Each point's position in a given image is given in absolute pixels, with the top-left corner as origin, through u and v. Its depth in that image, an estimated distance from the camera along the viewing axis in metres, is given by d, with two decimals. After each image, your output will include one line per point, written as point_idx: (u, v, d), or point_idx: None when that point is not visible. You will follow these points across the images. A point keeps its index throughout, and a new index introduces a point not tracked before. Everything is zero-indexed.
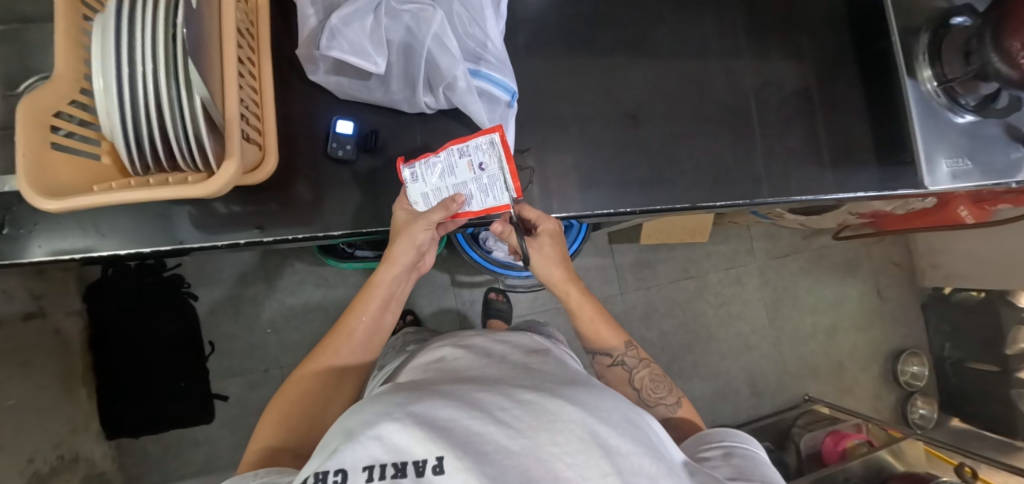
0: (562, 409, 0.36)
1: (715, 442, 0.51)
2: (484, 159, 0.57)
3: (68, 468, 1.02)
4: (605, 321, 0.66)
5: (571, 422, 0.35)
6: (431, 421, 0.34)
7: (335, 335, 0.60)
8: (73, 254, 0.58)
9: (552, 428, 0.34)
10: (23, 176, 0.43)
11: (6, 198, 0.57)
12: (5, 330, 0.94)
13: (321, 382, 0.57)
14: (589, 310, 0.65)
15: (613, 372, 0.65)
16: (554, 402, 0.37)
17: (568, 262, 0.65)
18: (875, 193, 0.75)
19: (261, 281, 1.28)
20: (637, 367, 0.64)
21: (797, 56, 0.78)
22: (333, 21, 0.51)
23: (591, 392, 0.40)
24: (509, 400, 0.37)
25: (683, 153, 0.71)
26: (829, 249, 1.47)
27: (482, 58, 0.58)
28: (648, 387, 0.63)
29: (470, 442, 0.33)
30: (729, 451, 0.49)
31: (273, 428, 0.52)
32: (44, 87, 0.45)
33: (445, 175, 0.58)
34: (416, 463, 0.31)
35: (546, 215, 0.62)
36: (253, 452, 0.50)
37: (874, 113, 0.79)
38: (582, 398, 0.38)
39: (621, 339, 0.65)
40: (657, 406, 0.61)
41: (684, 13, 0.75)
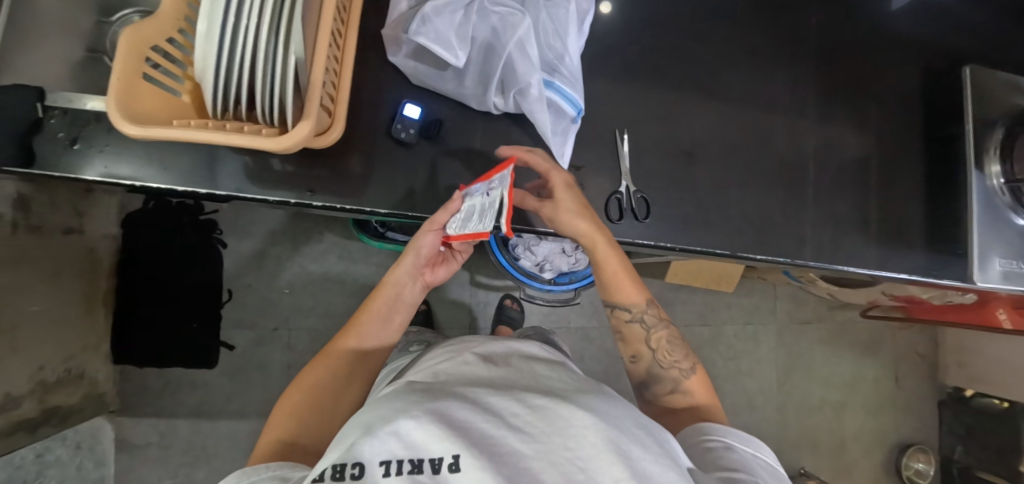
0: (575, 412, 0.36)
1: (718, 437, 0.52)
2: (496, 184, 0.47)
3: (71, 383, 1.07)
4: (628, 276, 0.64)
5: (584, 427, 0.34)
6: (447, 420, 0.35)
7: (348, 330, 0.62)
8: (134, 181, 0.60)
9: (565, 433, 0.34)
10: (112, 97, 0.45)
11: (86, 116, 0.61)
12: (46, 239, 0.99)
13: (332, 373, 0.58)
14: (615, 263, 0.62)
15: (630, 329, 0.65)
16: (568, 406, 0.37)
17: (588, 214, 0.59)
18: (917, 277, 0.74)
19: (288, 242, 1.30)
20: (655, 327, 0.64)
21: (863, 127, 0.78)
22: (426, 9, 0.52)
23: (604, 400, 0.40)
24: (522, 404, 0.37)
25: (732, 202, 0.70)
26: (853, 325, 1.43)
27: (557, 71, 0.58)
28: (665, 349, 0.63)
29: (484, 443, 0.33)
30: (733, 450, 0.50)
31: (286, 420, 0.52)
32: (148, 21, 0.48)
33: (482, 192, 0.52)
34: (432, 461, 0.32)
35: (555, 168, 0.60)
36: (265, 445, 0.49)
37: (930, 198, 0.77)
38: (594, 405, 0.38)
39: (644, 295, 0.64)
40: (670, 369, 0.62)
41: (760, 64, 0.75)
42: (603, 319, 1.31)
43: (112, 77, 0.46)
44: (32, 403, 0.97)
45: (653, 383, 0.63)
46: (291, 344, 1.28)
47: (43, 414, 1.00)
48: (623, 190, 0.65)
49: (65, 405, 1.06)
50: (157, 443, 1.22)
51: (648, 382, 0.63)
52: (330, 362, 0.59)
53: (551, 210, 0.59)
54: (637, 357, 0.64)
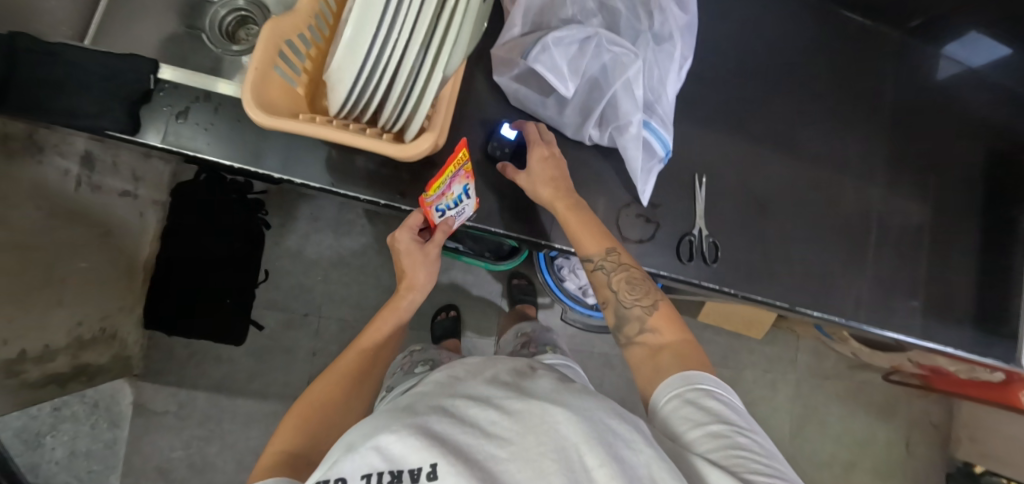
0: (547, 410, 0.35)
1: (694, 384, 0.47)
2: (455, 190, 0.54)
3: (103, 342, 1.08)
4: (584, 226, 0.58)
5: (558, 424, 0.33)
6: (428, 431, 0.34)
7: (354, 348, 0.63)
8: (235, 163, 0.64)
9: (540, 431, 0.33)
10: (250, 83, 0.46)
11: (194, 96, 0.63)
12: (104, 199, 1.01)
13: (340, 393, 0.57)
14: (574, 216, 0.58)
15: (594, 278, 0.59)
16: (541, 406, 0.36)
17: (558, 171, 0.59)
18: (964, 352, 0.75)
19: (329, 231, 1.33)
20: (615, 271, 0.57)
21: (924, 200, 0.80)
22: (548, 39, 0.55)
23: (582, 398, 0.39)
24: (500, 411, 0.37)
25: (796, 257, 0.72)
26: (870, 386, 1.44)
27: (654, 113, 0.61)
28: (626, 290, 0.57)
29: (465, 451, 0.32)
30: (710, 399, 0.46)
31: (295, 434, 0.50)
32: (290, 14, 0.49)
33: (461, 195, 0.55)
34: (410, 471, 0.32)
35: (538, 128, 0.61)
36: (270, 455, 0.48)
37: (983, 276, 0.79)
38: (571, 402, 0.37)
39: (605, 243, 0.57)
40: (633, 309, 0.56)
41: (831, 129, 0.78)
42: None
43: (251, 66, 0.46)
44: (66, 357, 0.98)
45: (622, 327, 0.57)
46: (319, 332, 1.30)
47: (74, 370, 1.02)
48: (696, 232, 0.66)
49: (95, 363, 1.08)
50: (175, 412, 1.23)
51: (617, 327, 0.57)
52: (337, 382, 0.58)
53: (524, 181, 0.59)
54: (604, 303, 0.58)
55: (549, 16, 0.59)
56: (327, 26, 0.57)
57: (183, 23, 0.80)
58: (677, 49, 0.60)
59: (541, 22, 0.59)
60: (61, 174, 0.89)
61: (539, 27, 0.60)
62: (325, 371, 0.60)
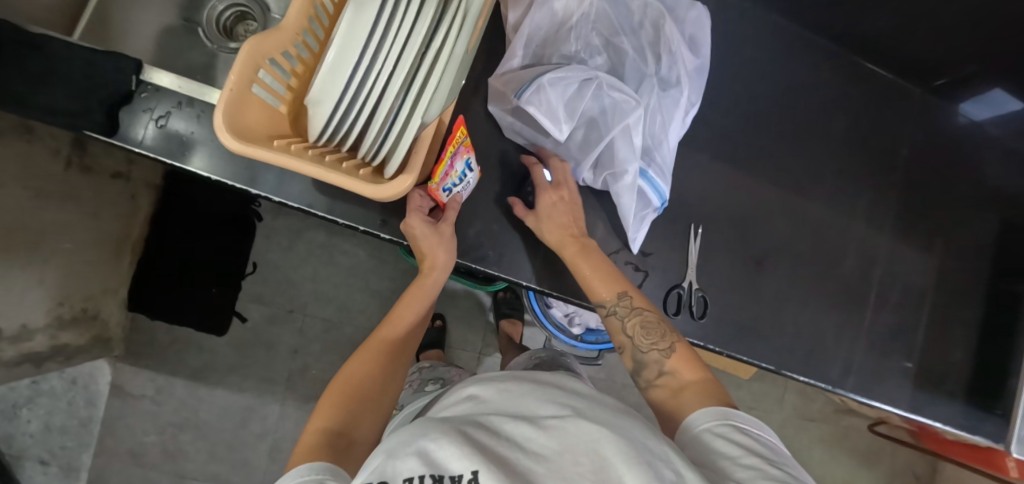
0: (589, 426, 0.33)
1: (722, 420, 0.41)
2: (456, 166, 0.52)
3: (85, 323, 1.07)
4: (595, 270, 0.55)
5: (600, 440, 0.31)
6: (469, 439, 0.31)
7: (387, 323, 0.60)
8: (211, 175, 0.62)
9: (582, 448, 0.31)
10: (223, 105, 0.43)
11: (177, 100, 0.61)
12: (94, 180, 0.99)
13: (378, 367, 0.55)
14: (583, 264, 0.55)
15: (609, 324, 0.55)
16: (581, 421, 0.34)
17: (568, 220, 0.56)
18: (951, 428, 0.73)
19: (322, 228, 1.31)
20: (628, 315, 0.54)
21: (928, 264, 0.77)
22: (544, 79, 0.52)
23: (617, 411, 0.37)
24: (537, 424, 0.34)
25: (787, 317, 0.69)
26: (855, 432, 1.41)
27: (653, 160, 0.58)
28: (640, 334, 0.52)
29: (506, 464, 0.30)
30: (742, 434, 0.40)
31: (331, 410, 0.49)
32: (273, 32, 0.46)
33: (464, 170, 0.53)
34: (451, 479, 0.29)
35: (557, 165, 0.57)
36: (312, 434, 0.46)
37: (982, 351, 0.76)
38: (609, 417, 0.35)
39: (615, 288, 0.54)
40: (649, 353, 0.51)
41: (837, 185, 0.75)
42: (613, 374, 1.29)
43: (225, 87, 0.43)
44: (44, 337, 0.97)
45: (640, 372, 0.52)
46: (303, 330, 1.29)
47: (52, 350, 1.01)
48: (685, 285, 0.64)
49: (74, 344, 1.07)
50: (151, 397, 1.22)
51: (635, 372, 0.52)
52: (374, 356, 0.56)
53: (533, 224, 0.56)
54: (620, 349, 0.54)
55: (551, 50, 0.56)
56: (315, 41, 0.54)
57: (181, 16, 0.77)
58: (683, 96, 0.58)
59: (543, 54, 0.56)
60: (51, 154, 0.87)
61: (540, 60, 0.57)
62: (359, 349, 0.57)
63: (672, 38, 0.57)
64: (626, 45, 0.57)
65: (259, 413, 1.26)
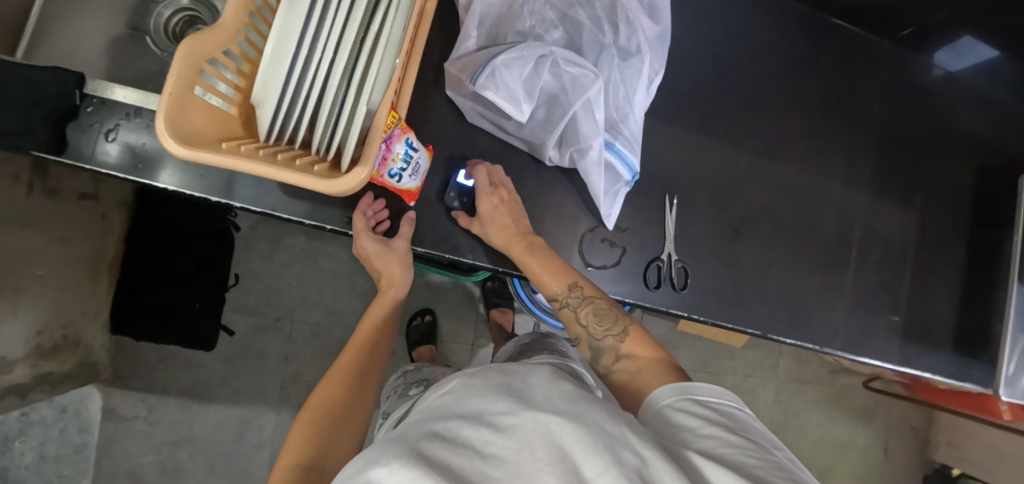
0: (544, 416, 0.30)
1: (679, 397, 0.40)
2: (397, 148, 0.50)
3: (67, 350, 1.05)
4: (544, 265, 0.55)
5: (557, 431, 0.29)
6: (420, 456, 0.28)
7: (347, 350, 0.62)
8: (169, 185, 0.60)
9: (538, 444, 0.28)
10: (163, 111, 0.41)
11: (124, 110, 0.59)
12: (60, 203, 0.96)
13: (346, 390, 0.57)
14: (531, 262, 0.55)
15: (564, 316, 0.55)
16: (537, 412, 0.31)
17: (511, 220, 0.56)
18: (939, 377, 0.73)
19: (303, 234, 1.29)
20: (580, 305, 0.53)
21: (908, 217, 0.77)
22: (497, 61, 0.51)
23: (575, 389, 0.35)
24: (492, 424, 0.31)
25: (769, 281, 0.69)
26: (851, 391, 1.42)
27: (619, 133, 0.57)
28: (592, 322, 0.52)
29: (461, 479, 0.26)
30: (700, 406, 0.38)
31: (303, 442, 0.50)
32: (210, 30, 0.44)
33: (407, 152, 0.51)
34: None
35: (488, 171, 0.57)
36: (282, 469, 0.47)
37: (965, 300, 0.76)
38: (569, 399, 0.33)
39: (564, 280, 0.54)
40: (602, 340, 0.51)
41: (813, 144, 0.74)
42: None
43: (164, 92, 0.41)
44: (26, 367, 0.95)
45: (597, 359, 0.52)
46: (292, 337, 1.28)
47: (35, 380, 0.98)
48: (664, 257, 0.63)
49: (58, 372, 1.05)
50: (144, 417, 1.21)
51: (593, 361, 0.52)
52: (340, 379, 0.58)
53: (478, 229, 0.57)
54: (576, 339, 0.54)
55: (505, 28, 0.54)
56: (259, 37, 0.52)
57: (128, 24, 0.74)
58: (645, 64, 0.56)
59: (498, 35, 0.55)
60: (11, 180, 0.83)
61: (496, 41, 0.55)
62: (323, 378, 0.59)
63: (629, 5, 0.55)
64: (582, 17, 0.55)
65: (256, 424, 1.25)
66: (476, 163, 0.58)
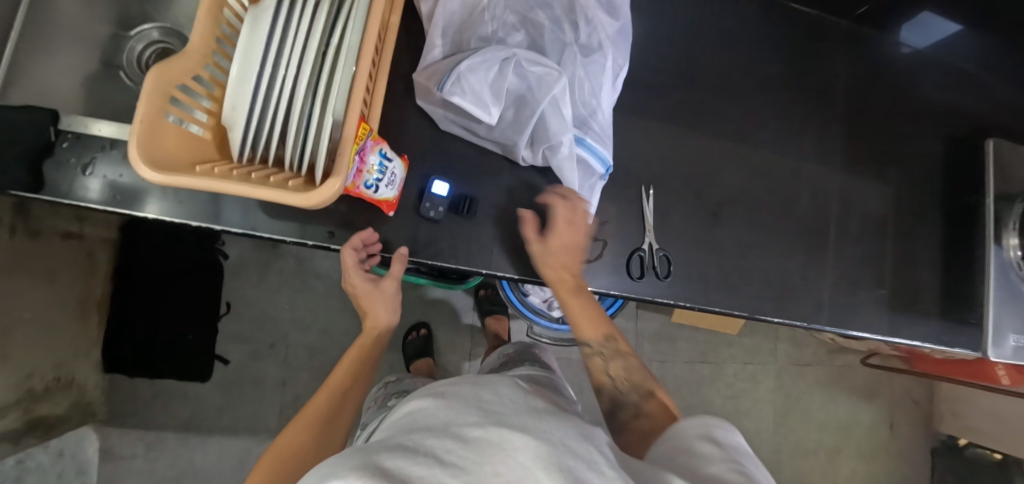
0: (509, 435, 0.31)
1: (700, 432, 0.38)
2: (371, 159, 0.51)
3: (60, 392, 1.04)
4: (591, 308, 0.56)
5: (519, 449, 0.29)
6: (374, 470, 0.28)
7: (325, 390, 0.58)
8: (149, 214, 0.59)
9: (498, 461, 0.29)
10: (135, 139, 0.42)
11: (99, 143, 0.59)
12: (44, 243, 0.96)
13: (318, 429, 0.53)
14: (580, 300, 0.56)
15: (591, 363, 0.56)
16: (503, 432, 0.31)
17: (566, 256, 0.56)
18: (929, 344, 0.74)
19: (292, 256, 1.29)
20: (612, 357, 0.55)
21: (883, 190, 0.78)
22: (462, 66, 0.52)
23: (547, 412, 0.36)
24: (455, 438, 0.31)
25: (752, 263, 0.69)
26: (851, 369, 1.43)
27: (589, 127, 0.58)
28: (620, 377, 0.53)
29: None
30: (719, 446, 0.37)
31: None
32: (177, 58, 0.45)
33: (381, 162, 0.52)
34: None
35: (576, 212, 0.56)
36: None
37: (946, 266, 0.77)
38: (538, 421, 0.33)
39: (600, 329, 0.55)
40: (626, 398, 0.52)
41: (783, 126, 0.76)
42: None
43: (135, 120, 0.42)
44: (19, 412, 0.94)
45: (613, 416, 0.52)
46: (288, 361, 1.27)
47: (29, 424, 0.97)
48: (646, 247, 0.64)
49: (52, 414, 1.03)
50: (143, 454, 1.20)
51: (608, 413, 0.53)
52: (312, 421, 0.53)
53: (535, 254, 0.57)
54: (598, 389, 0.55)
55: (468, 34, 0.55)
56: (229, 63, 0.53)
57: (99, 60, 0.76)
58: (608, 59, 0.57)
59: (462, 41, 0.56)
60: None
61: (460, 48, 0.56)
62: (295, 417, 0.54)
63: (587, 4, 0.56)
64: (542, 18, 0.56)
65: (257, 452, 1.24)
66: (556, 195, 0.57)
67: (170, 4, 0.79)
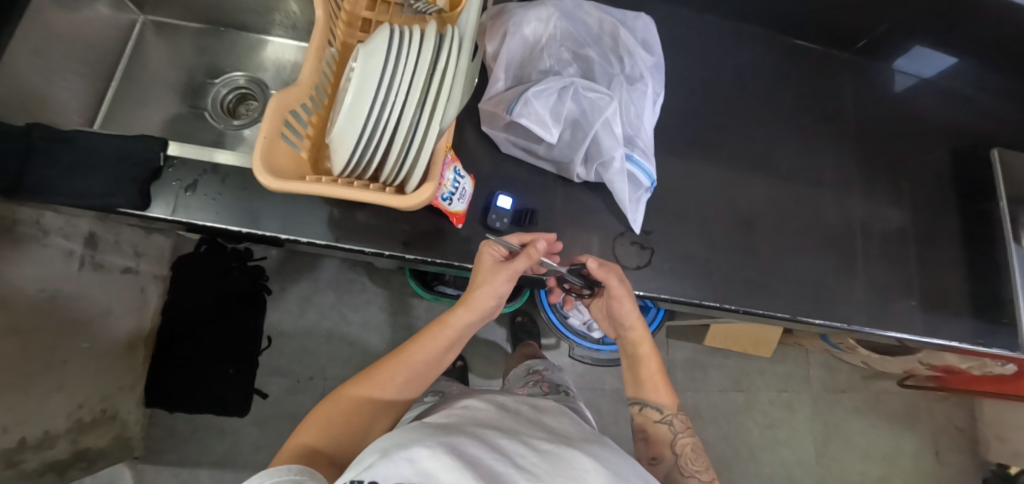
0: (576, 460, 0.37)
1: None
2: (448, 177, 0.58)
3: (104, 424, 1.05)
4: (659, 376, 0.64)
5: (586, 471, 0.36)
6: (460, 453, 0.34)
7: (393, 357, 0.56)
8: (241, 227, 0.65)
9: (570, 476, 0.34)
10: (259, 151, 0.49)
11: (201, 167, 0.67)
12: (106, 277, 1.01)
13: (377, 397, 0.53)
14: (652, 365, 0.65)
15: (656, 430, 0.62)
16: (570, 456, 0.38)
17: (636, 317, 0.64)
18: (968, 345, 0.76)
19: (331, 291, 1.34)
20: (682, 432, 0.61)
21: (900, 202, 0.84)
22: (528, 93, 0.60)
23: (602, 452, 0.42)
24: (527, 449, 0.38)
25: (788, 268, 0.74)
26: (887, 395, 1.41)
27: (636, 145, 0.65)
28: (689, 456, 0.59)
29: (495, 477, 0.32)
30: None
31: (317, 428, 0.49)
32: (294, 87, 0.53)
33: (455, 178, 0.59)
34: None
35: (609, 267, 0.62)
36: (290, 446, 0.47)
37: (972, 270, 0.81)
38: (598, 456, 0.40)
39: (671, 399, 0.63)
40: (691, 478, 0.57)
41: (801, 148, 0.83)
42: None
43: (261, 136, 0.49)
44: (66, 443, 0.95)
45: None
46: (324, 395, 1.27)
47: (74, 456, 0.98)
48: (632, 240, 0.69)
49: (95, 447, 1.04)
50: None
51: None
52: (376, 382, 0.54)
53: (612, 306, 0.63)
54: (659, 458, 0.60)
55: (528, 69, 0.64)
56: (324, 95, 0.62)
57: (187, 104, 0.87)
58: (649, 87, 0.65)
59: (522, 75, 0.65)
60: (66, 255, 0.89)
61: (521, 80, 0.65)
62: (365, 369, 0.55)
63: (628, 42, 0.65)
64: (591, 54, 0.66)
65: None
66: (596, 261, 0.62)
67: (255, 56, 0.90)
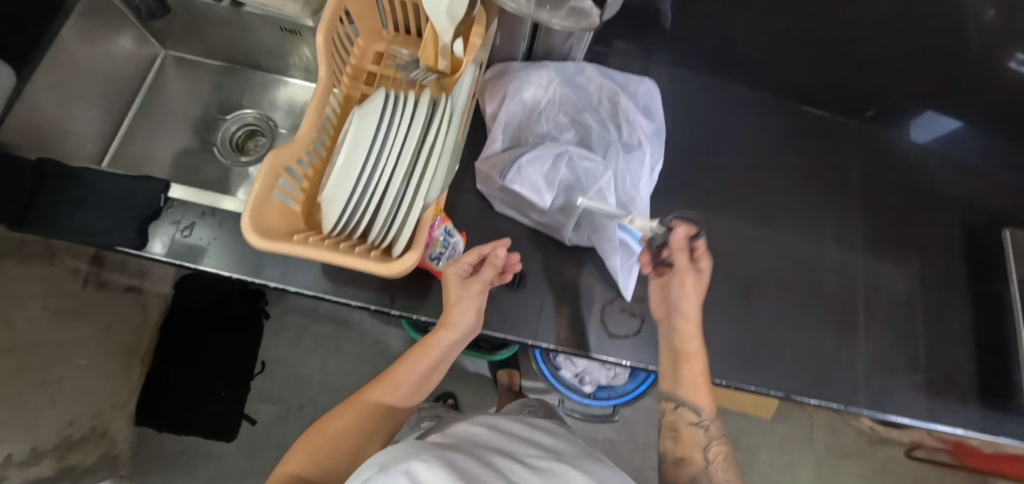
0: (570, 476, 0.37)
1: None
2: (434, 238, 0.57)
3: (92, 442, 1.06)
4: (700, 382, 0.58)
5: None
6: (456, 467, 0.33)
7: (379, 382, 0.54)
8: (233, 273, 0.65)
9: None
10: (249, 210, 0.50)
11: (200, 210, 0.68)
12: (108, 296, 1.03)
13: (364, 423, 0.51)
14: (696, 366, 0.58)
15: (688, 432, 0.56)
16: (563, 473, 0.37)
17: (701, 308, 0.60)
18: (978, 434, 0.72)
19: (328, 319, 1.35)
20: (716, 440, 0.56)
21: (908, 276, 0.82)
22: (522, 160, 0.61)
23: (593, 468, 0.42)
24: (523, 467, 0.37)
25: (785, 341, 0.72)
26: (895, 463, 1.35)
27: (630, 213, 0.64)
28: (723, 466, 0.55)
29: None
30: None
31: (304, 455, 0.48)
32: (289, 145, 0.54)
33: (445, 237, 0.59)
34: None
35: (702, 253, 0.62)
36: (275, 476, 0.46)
37: (982, 350, 0.78)
38: (591, 472, 0.40)
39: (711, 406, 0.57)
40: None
41: (805, 216, 0.82)
42: (634, 434, 1.25)
43: (252, 195, 0.50)
44: (52, 460, 0.94)
45: None
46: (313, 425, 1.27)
47: (59, 473, 0.97)
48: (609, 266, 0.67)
49: (81, 465, 1.04)
50: None
51: None
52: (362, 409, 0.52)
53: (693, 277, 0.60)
54: (688, 459, 0.55)
55: (526, 132, 0.65)
56: (323, 147, 0.62)
57: (198, 138, 0.89)
58: (646, 155, 0.65)
59: (520, 137, 0.65)
60: (69, 274, 0.91)
61: (518, 142, 0.65)
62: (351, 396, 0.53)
63: (628, 109, 0.66)
64: (590, 120, 0.66)
65: None
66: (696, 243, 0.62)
67: (267, 94, 0.92)
